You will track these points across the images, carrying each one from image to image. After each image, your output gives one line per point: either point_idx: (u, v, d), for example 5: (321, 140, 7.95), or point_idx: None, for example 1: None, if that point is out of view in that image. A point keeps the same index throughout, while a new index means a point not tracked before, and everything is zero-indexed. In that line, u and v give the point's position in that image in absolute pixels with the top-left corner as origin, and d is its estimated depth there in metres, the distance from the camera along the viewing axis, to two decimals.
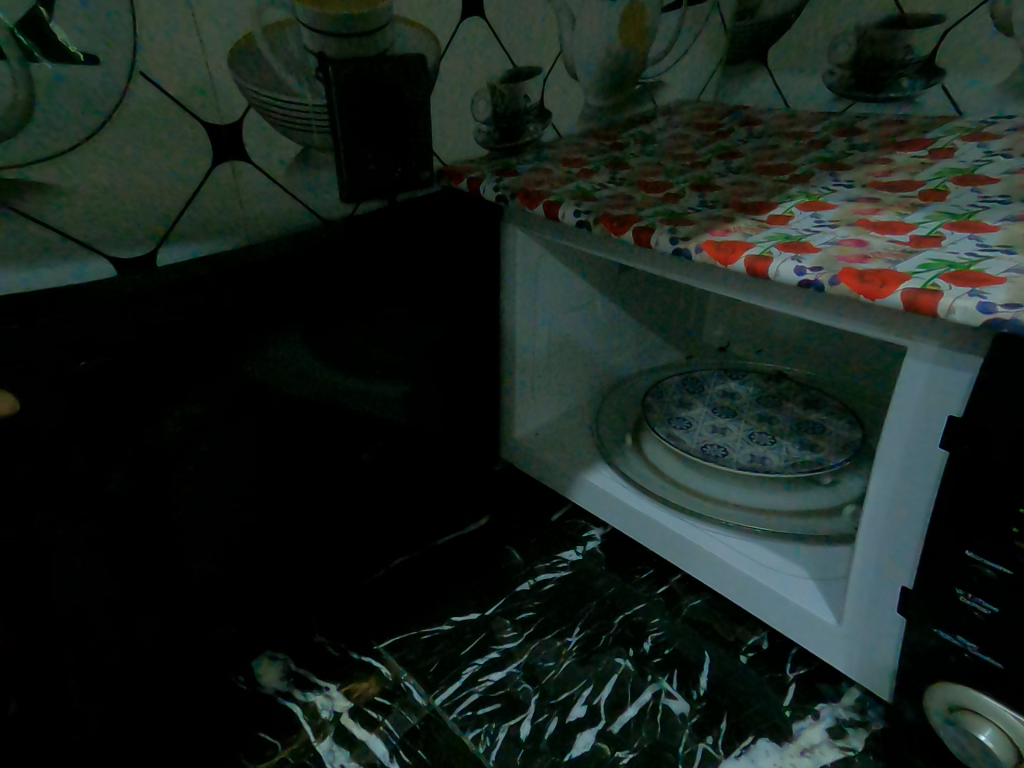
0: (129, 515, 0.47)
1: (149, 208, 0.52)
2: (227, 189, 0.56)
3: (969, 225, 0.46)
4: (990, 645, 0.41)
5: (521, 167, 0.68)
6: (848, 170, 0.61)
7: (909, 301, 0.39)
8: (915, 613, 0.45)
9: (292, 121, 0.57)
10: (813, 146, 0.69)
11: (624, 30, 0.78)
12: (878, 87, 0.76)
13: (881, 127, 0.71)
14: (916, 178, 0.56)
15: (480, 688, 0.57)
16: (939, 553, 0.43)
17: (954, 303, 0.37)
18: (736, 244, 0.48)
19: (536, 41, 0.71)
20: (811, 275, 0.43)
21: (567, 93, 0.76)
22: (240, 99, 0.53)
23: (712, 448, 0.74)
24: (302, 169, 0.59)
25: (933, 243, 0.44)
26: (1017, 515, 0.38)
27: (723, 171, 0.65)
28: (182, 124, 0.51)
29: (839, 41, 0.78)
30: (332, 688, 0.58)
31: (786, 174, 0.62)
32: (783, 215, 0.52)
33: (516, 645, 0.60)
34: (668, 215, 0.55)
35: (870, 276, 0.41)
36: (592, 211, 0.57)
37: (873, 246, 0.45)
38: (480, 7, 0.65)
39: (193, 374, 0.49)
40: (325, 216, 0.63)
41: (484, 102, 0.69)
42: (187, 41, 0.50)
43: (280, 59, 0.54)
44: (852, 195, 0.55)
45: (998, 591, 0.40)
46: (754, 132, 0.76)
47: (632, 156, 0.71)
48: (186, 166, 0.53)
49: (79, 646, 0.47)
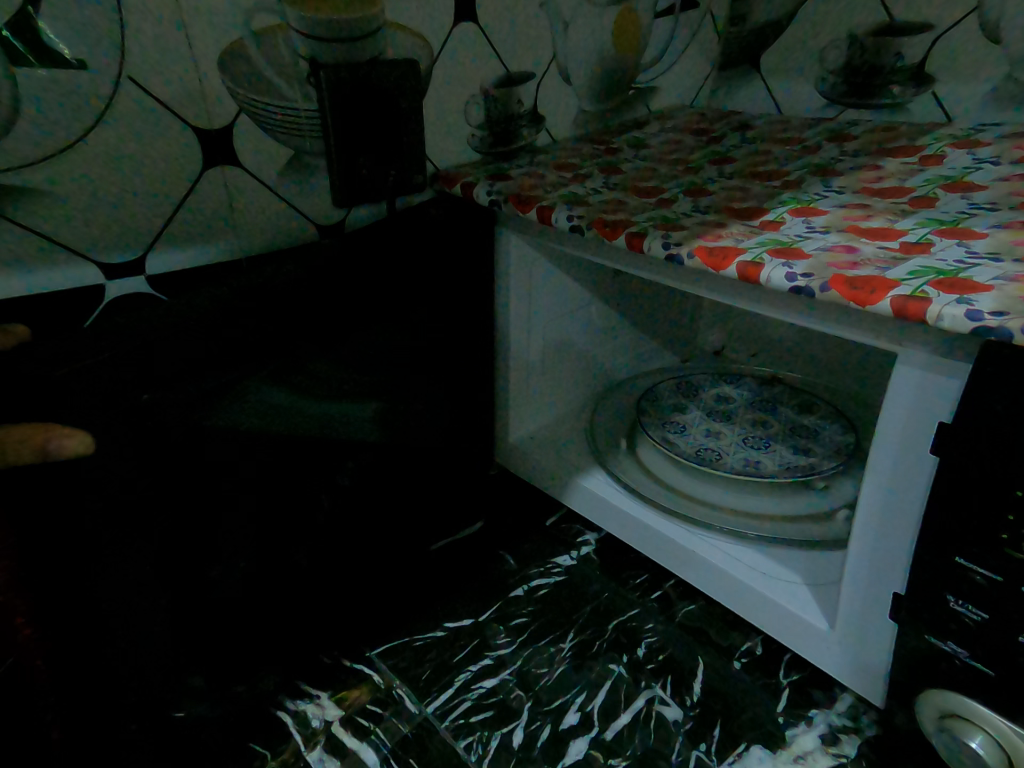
0: (180, 546, 0.47)
1: (139, 213, 0.52)
2: (218, 194, 0.55)
3: (958, 233, 0.46)
4: (980, 651, 0.41)
5: (515, 172, 0.68)
6: (840, 176, 0.61)
7: (899, 308, 0.39)
8: (907, 620, 0.45)
9: (283, 125, 0.56)
10: (805, 151, 0.69)
11: (617, 35, 0.78)
12: (870, 93, 0.77)
13: (872, 133, 0.72)
14: (907, 185, 0.56)
15: (473, 695, 0.57)
16: (930, 559, 0.42)
17: (943, 311, 0.37)
18: (728, 250, 0.48)
19: (529, 46, 0.71)
20: (803, 282, 0.43)
21: (560, 98, 0.77)
22: (231, 104, 0.53)
23: (705, 452, 0.74)
24: (295, 174, 0.59)
25: (922, 250, 0.44)
26: (1007, 522, 0.38)
27: (716, 176, 0.65)
28: (173, 128, 0.51)
29: (830, 48, 0.78)
30: (323, 697, 0.58)
31: (778, 180, 0.62)
32: (774, 221, 0.52)
33: (510, 652, 0.60)
34: (661, 220, 0.55)
35: (860, 283, 0.41)
36: (584, 215, 0.57)
37: (863, 252, 0.45)
38: (472, 12, 0.65)
39: (223, 394, 0.48)
40: (318, 221, 0.62)
41: (478, 106, 0.69)
42: (177, 46, 0.49)
43: (271, 64, 0.54)
44: (843, 200, 0.55)
45: (989, 597, 0.40)
46: (747, 138, 0.76)
47: (625, 161, 0.72)
48: (176, 171, 0.52)
49: (141, 691, 0.45)
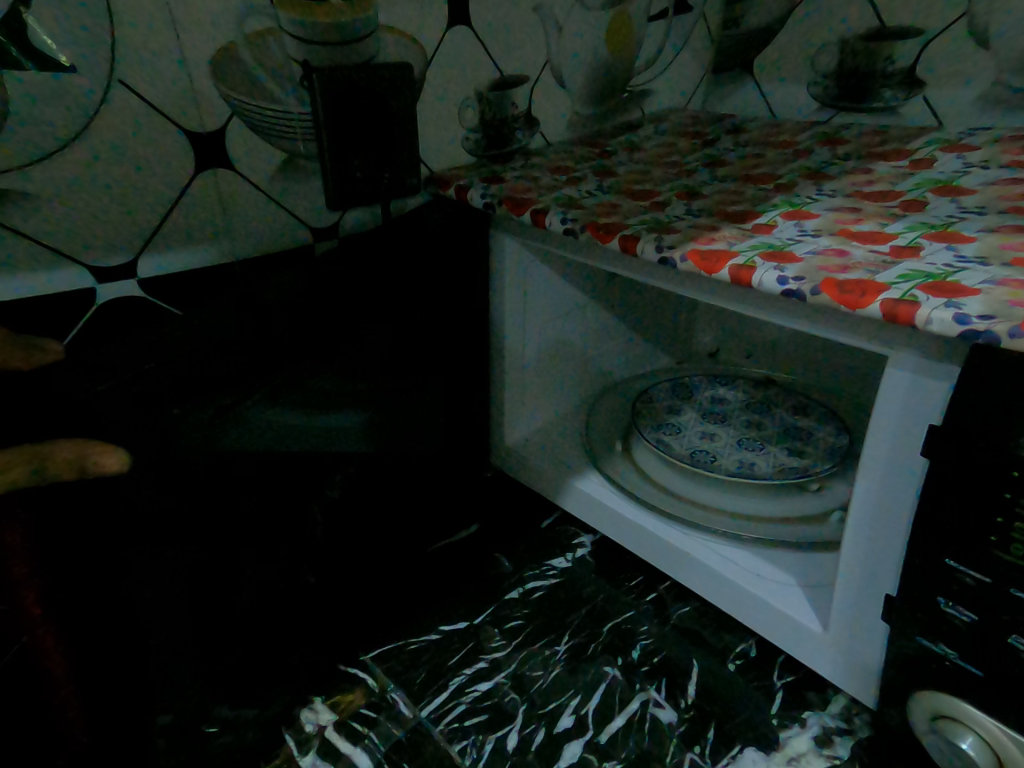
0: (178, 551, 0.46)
1: (132, 216, 0.51)
2: (211, 197, 0.55)
3: (948, 236, 0.46)
4: (971, 653, 0.41)
5: (509, 175, 0.68)
6: (832, 179, 0.61)
7: (888, 311, 0.39)
8: (898, 621, 0.45)
9: (276, 128, 0.56)
10: (798, 155, 0.70)
11: (611, 38, 0.78)
12: (862, 97, 0.77)
13: (863, 136, 0.72)
14: (898, 188, 0.56)
15: (467, 698, 0.57)
16: (920, 560, 0.43)
17: (931, 314, 0.37)
18: (721, 254, 0.48)
19: (523, 50, 0.71)
20: (794, 285, 0.43)
21: (555, 101, 0.77)
22: (224, 107, 0.53)
23: (699, 454, 0.74)
24: (288, 177, 0.59)
25: (912, 254, 0.44)
26: (995, 524, 0.38)
27: (709, 179, 0.66)
28: (166, 132, 0.51)
29: (822, 52, 0.79)
30: (318, 702, 0.57)
31: (770, 184, 0.63)
32: (766, 224, 0.53)
33: (504, 655, 0.60)
34: (654, 223, 0.55)
35: (850, 286, 0.41)
36: (578, 218, 0.57)
37: (854, 256, 0.45)
38: (466, 16, 0.65)
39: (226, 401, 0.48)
40: (313, 224, 0.62)
41: (472, 110, 0.69)
42: (169, 49, 0.49)
43: (265, 67, 0.54)
44: (834, 204, 0.55)
45: (979, 599, 0.40)
46: (740, 141, 0.77)
47: (619, 164, 0.72)
48: (169, 173, 0.52)
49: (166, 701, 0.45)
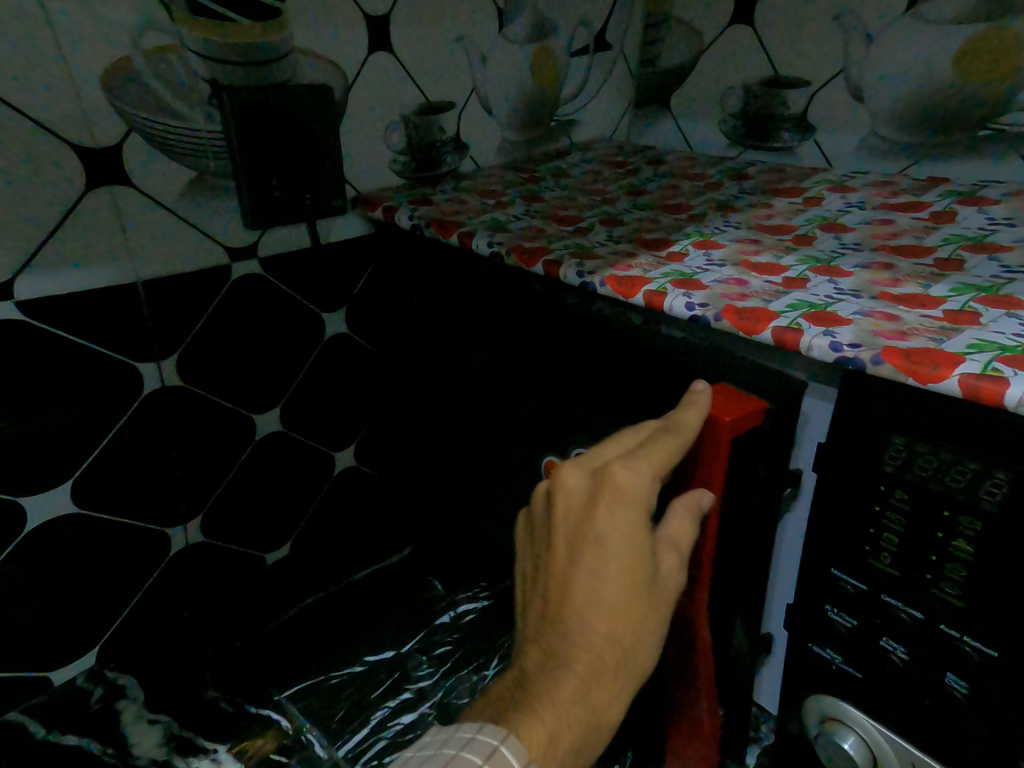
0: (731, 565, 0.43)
1: (13, 233, 0.48)
2: (109, 214, 0.52)
3: (829, 270, 0.50)
4: (852, 658, 0.44)
5: (437, 198, 0.69)
6: (737, 212, 0.66)
7: (778, 338, 0.41)
8: (793, 631, 0.47)
9: (180, 146, 0.54)
10: (709, 188, 0.74)
11: (536, 69, 0.80)
12: (764, 136, 0.83)
13: (764, 173, 0.78)
14: (791, 224, 0.61)
15: (389, 732, 0.55)
16: (809, 572, 0.45)
17: (812, 342, 0.40)
18: (636, 280, 0.49)
19: (446, 78, 0.72)
20: (700, 311, 0.45)
21: (481, 126, 0.78)
22: (120, 123, 0.51)
23: None
24: (199, 194, 0.57)
25: (799, 285, 0.48)
26: (868, 535, 0.41)
27: (629, 207, 0.69)
28: (51, 146, 0.48)
29: (729, 95, 0.85)
30: (221, 752, 0.54)
31: (683, 213, 0.67)
32: (679, 253, 0.56)
33: (431, 683, 0.59)
34: (577, 249, 0.56)
35: (747, 313, 0.43)
36: (504, 241, 0.56)
37: (752, 287, 0.48)
38: (387, 43, 0.65)
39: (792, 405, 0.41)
40: (226, 244, 0.60)
41: (399, 133, 0.70)
42: (51, 62, 0.47)
43: (167, 84, 0.52)
44: (738, 236, 0.59)
45: (859, 606, 0.42)
46: (659, 172, 0.81)
47: (546, 190, 0.74)
48: (56, 189, 0.49)
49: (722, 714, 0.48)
